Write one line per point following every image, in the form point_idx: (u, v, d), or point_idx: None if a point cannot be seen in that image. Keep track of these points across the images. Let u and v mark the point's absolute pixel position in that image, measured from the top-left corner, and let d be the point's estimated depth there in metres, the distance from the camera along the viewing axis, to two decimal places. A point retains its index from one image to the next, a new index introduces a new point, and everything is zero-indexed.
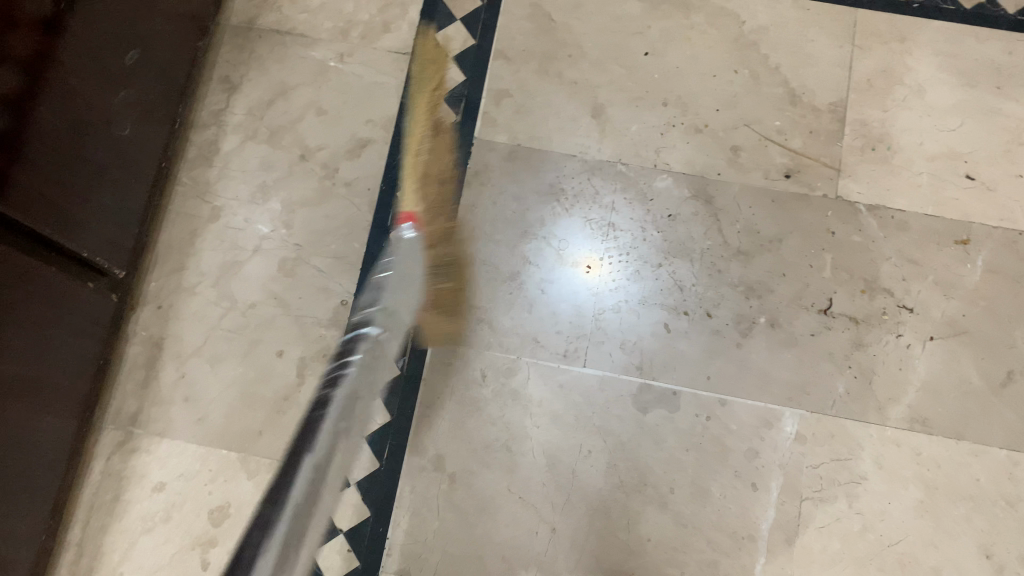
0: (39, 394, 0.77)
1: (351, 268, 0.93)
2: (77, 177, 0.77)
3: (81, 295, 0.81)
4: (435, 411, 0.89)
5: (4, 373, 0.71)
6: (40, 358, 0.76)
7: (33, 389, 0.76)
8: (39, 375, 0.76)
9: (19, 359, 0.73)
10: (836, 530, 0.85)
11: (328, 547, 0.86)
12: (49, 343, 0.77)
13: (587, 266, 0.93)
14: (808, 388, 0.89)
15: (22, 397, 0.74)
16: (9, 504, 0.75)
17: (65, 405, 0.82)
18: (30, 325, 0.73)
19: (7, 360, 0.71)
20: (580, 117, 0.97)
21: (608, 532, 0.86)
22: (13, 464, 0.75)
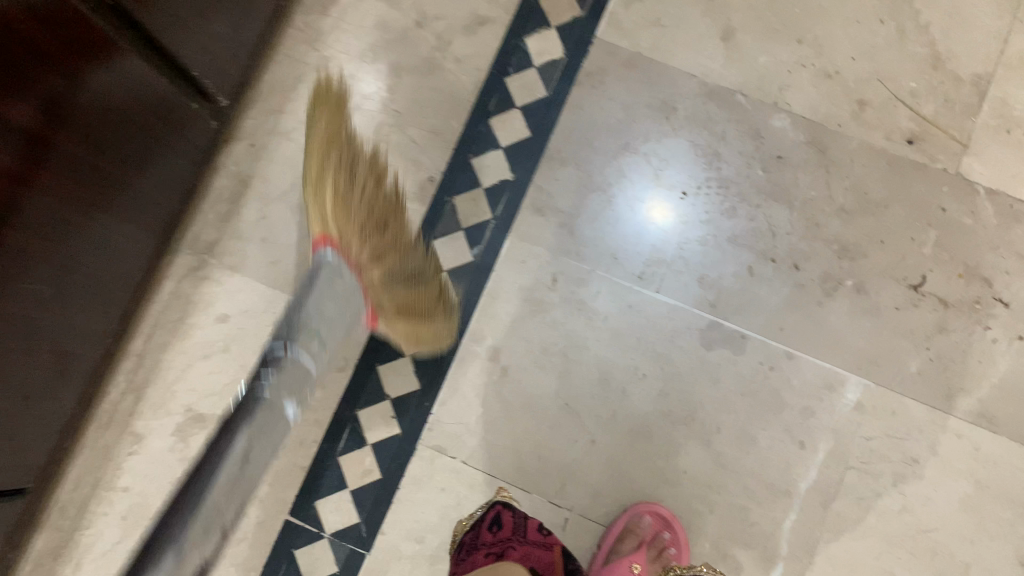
0: (100, 187, 0.73)
1: (446, 146, 0.91)
2: None
3: (167, 100, 0.77)
4: (499, 304, 0.89)
5: (89, 191, 0.71)
6: (126, 167, 0.75)
7: (114, 210, 0.76)
8: (124, 184, 0.76)
9: (105, 178, 0.73)
10: (875, 504, 0.84)
11: (372, 411, 0.87)
12: (140, 155, 0.76)
13: (659, 212, 0.89)
14: (879, 360, 0.87)
15: (103, 216, 0.75)
16: (79, 301, 0.77)
17: (131, 212, 0.79)
18: (115, 148, 0.73)
19: (94, 179, 0.72)
20: (708, 37, 0.93)
21: (647, 455, 0.86)
22: (65, 252, 0.71)
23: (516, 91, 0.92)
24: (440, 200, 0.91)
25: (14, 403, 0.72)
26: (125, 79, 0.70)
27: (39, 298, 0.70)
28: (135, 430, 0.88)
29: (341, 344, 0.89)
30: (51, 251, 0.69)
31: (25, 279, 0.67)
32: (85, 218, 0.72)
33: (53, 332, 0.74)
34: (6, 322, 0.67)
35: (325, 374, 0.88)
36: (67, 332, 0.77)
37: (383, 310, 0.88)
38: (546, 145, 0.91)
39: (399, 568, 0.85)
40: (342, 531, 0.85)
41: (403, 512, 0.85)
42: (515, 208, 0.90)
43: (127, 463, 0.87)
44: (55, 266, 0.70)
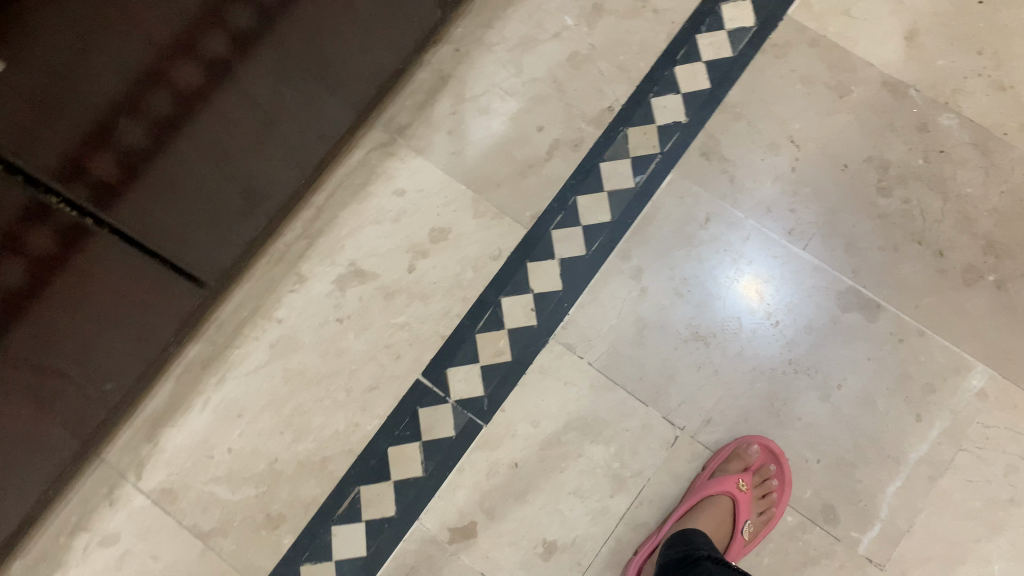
0: (324, 45, 0.80)
1: (630, 82, 0.99)
2: None
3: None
4: (653, 230, 0.95)
5: (189, 207, 0.77)
6: (353, 43, 0.84)
7: (214, 223, 0.82)
8: (350, 53, 0.85)
9: (206, 196, 0.78)
10: (983, 490, 0.85)
11: (516, 299, 0.94)
12: (368, 34, 0.85)
13: (749, 288, 0.93)
14: (1009, 355, 0.89)
15: (202, 226, 0.81)
16: (289, 138, 0.85)
17: (345, 76, 0.87)
18: (220, 171, 0.78)
19: (195, 197, 0.77)
20: (893, 34, 0.99)
21: (765, 395, 0.90)
22: (276, 93, 0.78)
23: (704, 48, 1.00)
24: (615, 129, 0.98)
25: (207, 218, 0.81)
26: (238, 117, 0.76)
27: (247, 125, 0.78)
28: (301, 271, 0.96)
29: (499, 235, 0.96)
30: (266, 90, 0.77)
31: (238, 104, 0.74)
32: (185, 227, 0.78)
33: (252, 165, 0.82)
34: (185, 173, 0.74)
35: (480, 258, 0.95)
36: (273, 162, 0.85)
37: (542, 212, 0.96)
38: (722, 99, 0.98)
39: (512, 445, 0.90)
40: (466, 400, 0.92)
41: (526, 395, 0.91)
42: (682, 149, 0.97)
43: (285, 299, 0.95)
44: (216, 162, 0.77)
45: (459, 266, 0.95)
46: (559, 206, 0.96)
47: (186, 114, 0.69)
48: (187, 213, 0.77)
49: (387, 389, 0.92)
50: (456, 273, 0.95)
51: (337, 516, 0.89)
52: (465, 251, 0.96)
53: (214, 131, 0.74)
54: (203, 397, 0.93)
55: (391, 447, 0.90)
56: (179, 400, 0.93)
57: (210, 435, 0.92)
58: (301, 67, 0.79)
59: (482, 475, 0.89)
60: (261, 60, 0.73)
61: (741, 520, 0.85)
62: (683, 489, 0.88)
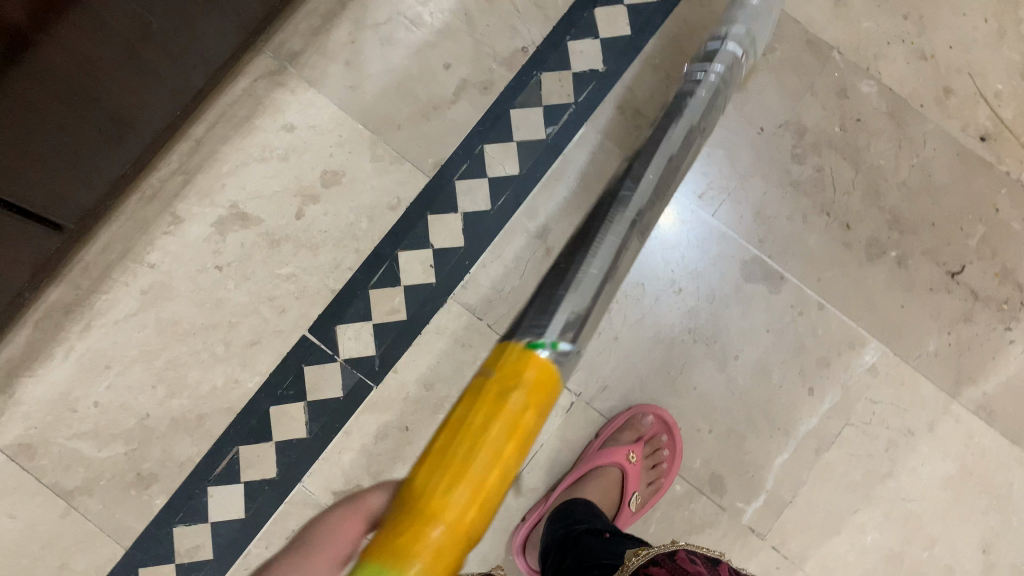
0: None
1: (546, 21, 0.92)
2: None
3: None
4: (560, 187, 0.90)
5: (32, 142, 0.68)
6: None
7: (68, 158, 0.73)
8: None
9: (54, 134, 0.70)
10: (864, 463, 0.87)
11: (414, 253, 0.89)
12: None
13: (658, 214, 0.90)
14: (902, 332, 0.89)
15: (50, 163, 0.71)
16: (160, 70, 0.76)
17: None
18: (65, 107, 0.69)
19: (40, 135, 0.68)
20: None
21: (663, 365, 0.88)
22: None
23: None
24: (527, 72, 0.91)
25: (67, 139, 0.71)
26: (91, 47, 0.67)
27: (120, 23, 0.67)
28: (176, 212, 0.87)
29: (398, 182, 0.89)
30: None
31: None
32: (22, 167, 0.69)
33: (118, 80, 0.72)
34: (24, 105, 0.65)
35: (376, 207, 0.89)
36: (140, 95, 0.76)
37: (445, 160, 0.90)
38: (642, 48, 0.92)
39: (402, 408, 0.86)
40: (356, 360, 0.87)
41: (420, 356, 0.87)
42: (597, 100, 0.91)
43: None
44: (62, 92, 0.67)
45: (352, 214, 0.88)
46: (464, 154, 0.90)
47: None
48: (52, 119, 0.68)
49: (270, 345, 0.86)
50: (348, 222, 0.88)
51: (214, 476, 0.84)
52: (360, 198, 0.89)
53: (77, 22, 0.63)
54: (65, 346, 0.85)
55: (274, 406, 0.85)
56: (37, 349, 0.85)
57: (73, 388, 0.84)
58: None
59: (369, 438, 0.85)
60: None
61: (629, 491, 0.84)
62: (575, 458, 0.87)
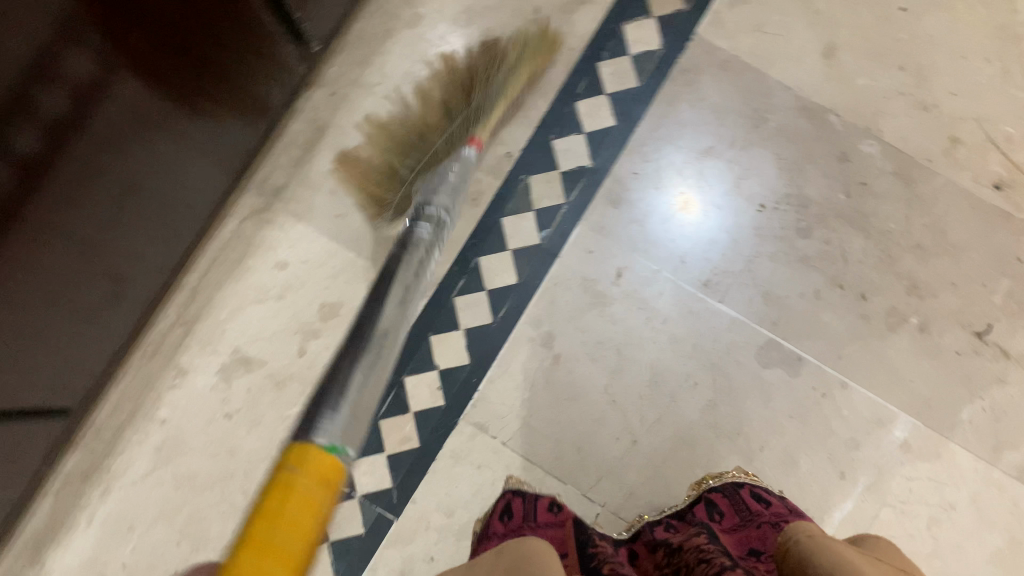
0: (179, 86, 0.68)
1: (528, 123, 0.90)
2: None
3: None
4: (561, 291, 0.88)
5: (36, 323, 0.65)
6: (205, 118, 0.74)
7: (69, 333, 0.71)
8: (205, 127, 0.75)
9: (56, 312, 0.67)
10: (907, 545, 0.84)
11: (420, 377, 0.87)
12: (226, 106, 0.76)
13: (704, 262, 0.88)
14: (932, 403, 0.86)
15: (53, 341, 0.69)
16: (150, 230, 0.75)
17: (205, 129, 0.75)
18: (67, 284, 0.67)
19: (43, 315, 0.66)
20: (809, 51, 0.91)
21: (687, 463, 0.86)
22: (141, 146, 0.67)
23: (607, 78, 0.91)
24: (514, 178, 0.90)
25: (69, 312, 0.69)
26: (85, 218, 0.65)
27: (107, 188, 0.66)
28: (180, 363, 0.87)
29: None
30: (120, 140, 0.65)
31: (95, 158, 0.63)
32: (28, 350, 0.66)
33: (112, 244, 0.71)
34: (29, 289, 0.62)
35: None
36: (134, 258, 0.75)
37: (442, 278, 0.89)
38: (630, 137, 0.90)
39: (426, 538, 0.85)
40: (374, 494, 0.86)
41: (439, 483, 0.86)
42: (589, 198, 0.89)
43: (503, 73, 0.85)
44: (63, 268, 0.65)
45: None
46: (459, 270, 0.89)
47: (54, 153, 0.58)
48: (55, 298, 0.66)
49: None
50: None
51: None
52: None
53: (71, 192, 0.62)
54: (87, 513, 0.85)
55: None
56: (62, 518, 0.85)
57: (100, 554, 0.85)
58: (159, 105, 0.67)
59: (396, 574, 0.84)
60: (130, 88, 0.62)
61: None
62: None
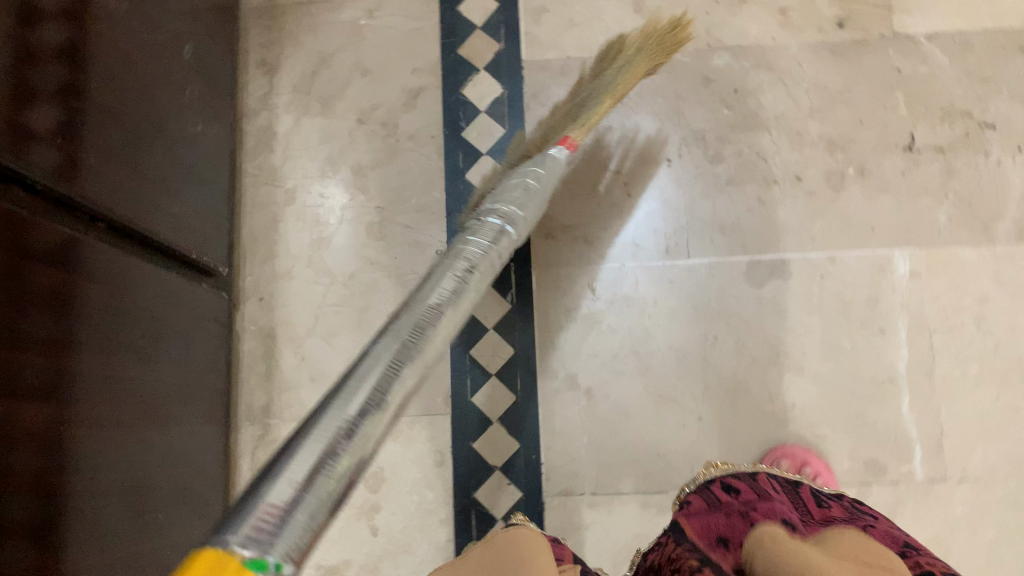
0: (134, 361, 0.68)
1: (437, 217, 0.92)
2: (172, 176, 0.77)
3: (157, 236, 0.74)
4: (555, 334, 0.90)
5: None
6: (167, 385, 0.74)
7: None
8: (171, 395, 0.75)
9: None
10: (973, 353, 0.87)
11: (487, 485, 0.88)
12: (178, 366, 0.76)
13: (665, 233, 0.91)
14: (912, 226, 0.89)
15: None
16: (177, 514, 0.75)
17: (172, 395, 0.75)
18: None
19: None
20: (623, 15, 0.96)
21: (754, 407, 0.87)
22: (134, 431, 0.67)
23: (477, 140, 0.94)
24: None
25: None
26: (109, 544, 0.64)
27: (116, 505, 0.65)
28: None
29: (429, 439, 0.89)
30: (107, 457, 0.63)
31: (93, 488, 0.61)
32: None
33: (148, 548, 0.69)
34: None
35: (428, 473, 0.88)
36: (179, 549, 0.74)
37: (451, 390, 0.90)
38: None
39: None
40: None
41: None
42: (527, 244, 0.92)
43: (615, 66, 0.84)
44: None
45: (414, 495, 0.88)
46: (461, 373, 0.90)
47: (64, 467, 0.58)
48: None
49: None
50: (416, 504, 0.87)
51: None
52: (410, 477, 0.88)
53: (85, 529, 0.60)
54: None
55: None
56: None
57: None
58: (127, 386, 0.67)
59: None
60: (98, 378, 0.63)
61: None
62: None
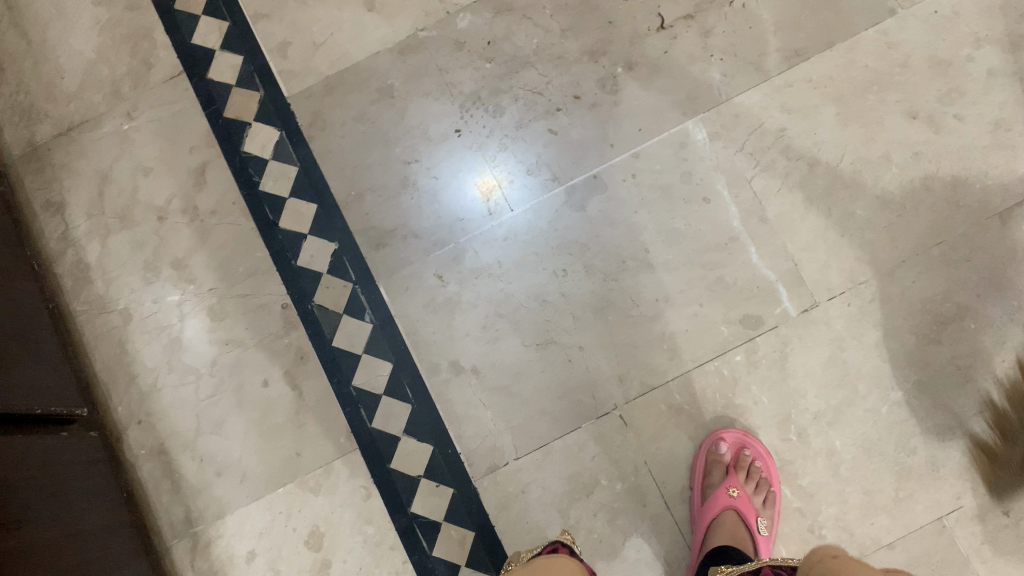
0: (37, 529, 0.69)
1: (270, 273, 0.93)
2: (2, 344, 0.77)
3: (8, 409, 0.74)
4: (422, 331, 0.91)
5: None
6: (77, 538, 0.75)
7: None
8: (85, 546, 0.75)
9: None
10: (794, 183, 0.90)
11: (418, 496, 0.88)
12: (80, 516, 0.77)
13: (486, 187, 0.93)
14: (693, 94, 0.93)
15: None
16: None
17: (87, 545, 0.75)
18: None
19: None
20: (359, 17, 0.96)
21: (624, 316, 0.90)
22: None
23: (277, 187, 0.95)
24: (307, 313, 0.92)
25: None
26: None
27: None
28: None
29: (349, 478, 0.89)
30: None
31: None
32: None
33: None
34: None
35: (361, 510, 0.88)
36: None
37: (349, 425, 0.90)
38: (335, 200, 0.94)
39: None
40: None
41: (516, 533, 0.87)
42: (362, 262, 0.93)
43: None
44: None
45: (356, 535, 0.88)
46: (352, 406, 0.90)
47: None
48: None
49: None
50: (362, 542, 0.88)
51: None
52: (346, 520, 0.88)
53: None
54: None
55: None
56: None
57: None
58: (30, 559, 0.67)
59: None
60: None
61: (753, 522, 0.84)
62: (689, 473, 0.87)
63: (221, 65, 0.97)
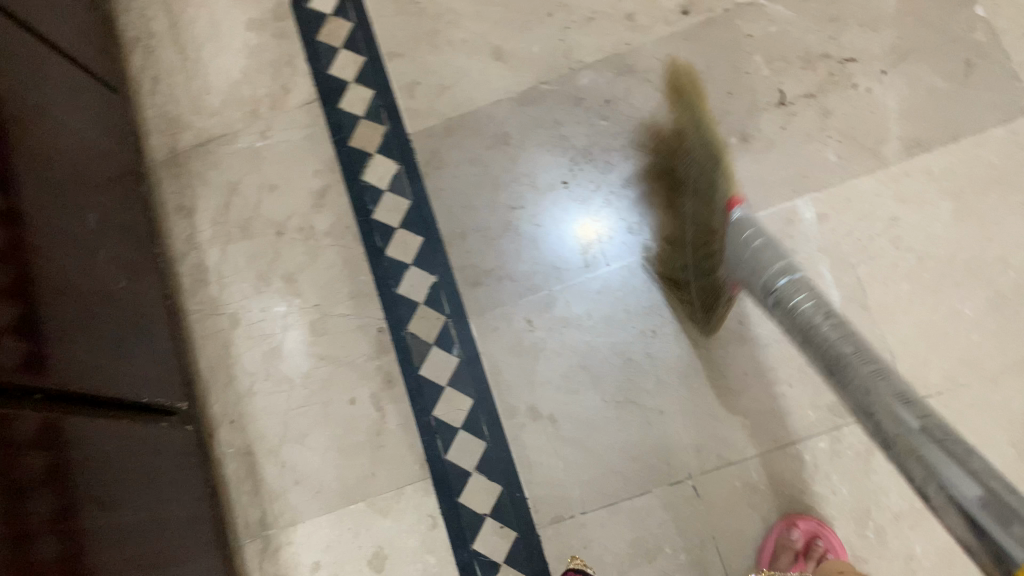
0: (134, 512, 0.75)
1: (370, 298, 0.97)
2: (124, 337, 0.83)
3: (120, 398, 0.80)
4: (505, 372, 0.93)
5: None
6: (166, 526, 0.80)
7: None
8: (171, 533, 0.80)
9: None
10: (900, 273, 0.89)
11: (481, 535, 0.90)
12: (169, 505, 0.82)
13: (587, 239, 0.95)
14: (805, 172, 0.92)
15: None
16: None
17: (172, 533, 0.81)
18: None
19: None
20: (485, 65, 1.01)
21: (708, 385, 0.89)
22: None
23: (388, 217, 0.99)
24: (400, 340, 0.96)
25: None
26: None
27: None
28: None
29: (417, 505, 0.91)
30: None
31: None
32: None
33: None
34: None
35: (424, 539, 0.90)
36: None
37: (425, 454, 0.93)
38: (440, 235, 0.98)
39: None
40: None
41: None
42: (458, 298, 0.96)
43: None
44: None
45: (417, 563, 0.90)
46: (430, 436, 0.93)
47: None
48: None
49: None
50: (421, 571, 0.90)
51: None
52: (409, 546, 0.91)
53: None
54: None
55: None
56: None
57: None
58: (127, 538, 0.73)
59: None
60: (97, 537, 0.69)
61: None
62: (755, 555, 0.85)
63: (352, 96, 1.03)
